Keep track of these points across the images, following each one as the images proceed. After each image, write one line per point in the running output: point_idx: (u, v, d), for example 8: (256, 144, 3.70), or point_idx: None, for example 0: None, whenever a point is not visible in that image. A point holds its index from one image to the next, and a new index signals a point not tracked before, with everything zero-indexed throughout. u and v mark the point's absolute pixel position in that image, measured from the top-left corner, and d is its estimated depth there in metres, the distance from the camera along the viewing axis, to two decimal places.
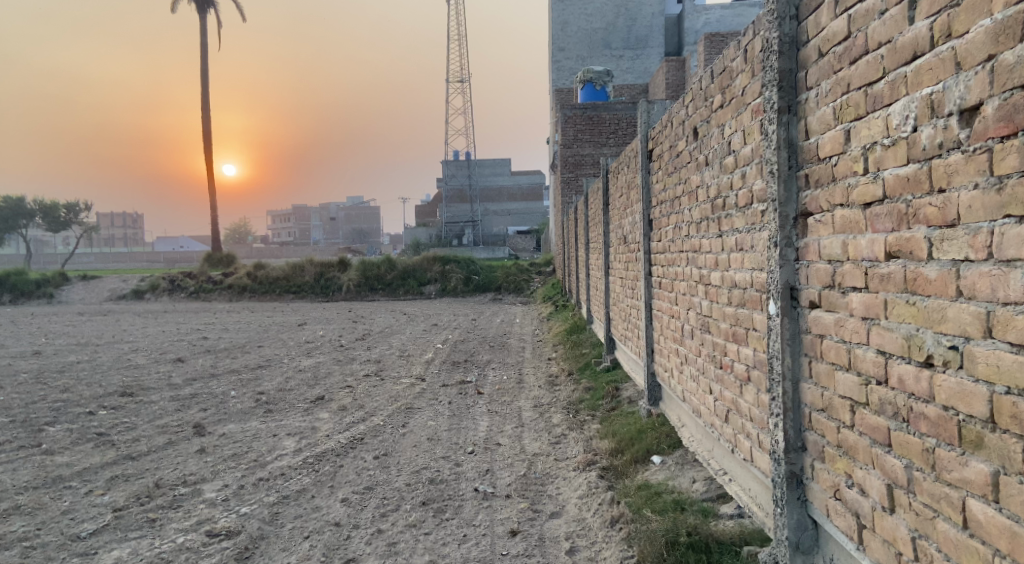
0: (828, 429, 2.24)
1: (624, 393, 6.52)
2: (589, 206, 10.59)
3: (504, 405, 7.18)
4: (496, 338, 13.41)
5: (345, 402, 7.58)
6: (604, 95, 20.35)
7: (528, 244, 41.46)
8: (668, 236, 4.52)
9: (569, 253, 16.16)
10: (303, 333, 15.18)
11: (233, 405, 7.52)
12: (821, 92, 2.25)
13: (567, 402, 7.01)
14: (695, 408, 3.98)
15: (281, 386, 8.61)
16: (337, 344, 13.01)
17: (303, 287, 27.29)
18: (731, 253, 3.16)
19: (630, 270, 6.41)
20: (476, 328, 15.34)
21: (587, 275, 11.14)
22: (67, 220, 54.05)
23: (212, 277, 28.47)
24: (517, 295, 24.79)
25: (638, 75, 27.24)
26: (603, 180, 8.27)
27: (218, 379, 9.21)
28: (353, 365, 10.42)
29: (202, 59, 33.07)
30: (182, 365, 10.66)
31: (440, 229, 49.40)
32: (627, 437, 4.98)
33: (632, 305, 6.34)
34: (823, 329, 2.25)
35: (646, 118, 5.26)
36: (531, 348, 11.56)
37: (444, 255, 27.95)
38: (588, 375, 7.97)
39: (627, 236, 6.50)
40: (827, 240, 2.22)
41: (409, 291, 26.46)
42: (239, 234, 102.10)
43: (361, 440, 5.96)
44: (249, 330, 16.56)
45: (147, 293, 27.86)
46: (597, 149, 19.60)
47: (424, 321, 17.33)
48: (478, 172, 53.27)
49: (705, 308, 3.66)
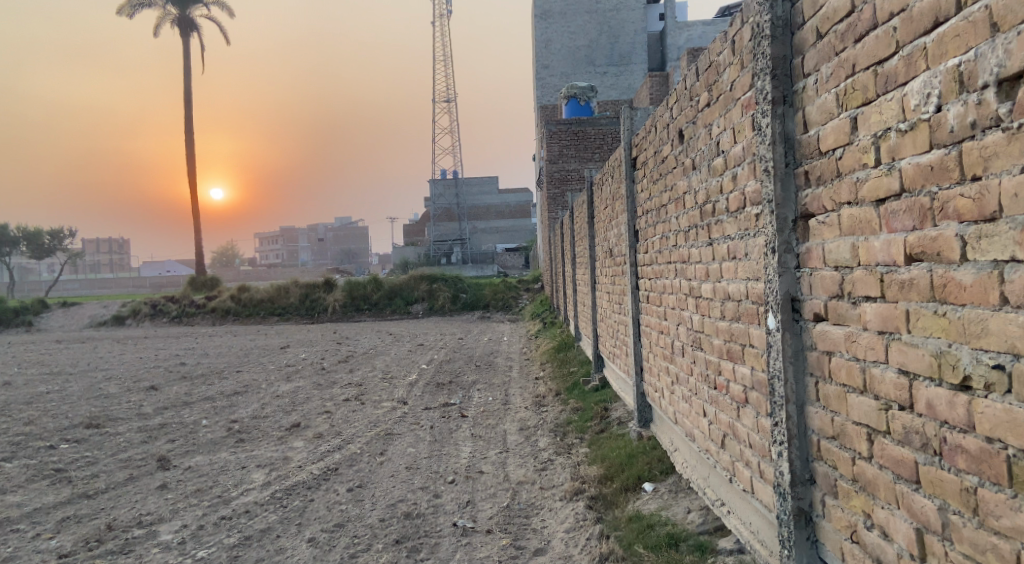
0: (841, 460, 1.95)
1: (614, 414, 6.22)
2: (574, 221, 10.33)
3: (488, 428, 6.85)
4: (483, 358, 13.10)
5: (322, 429, 7.22)
6: (588, 110, 20.23)
7: (517, 262, 41.16)
8: (656, 247, 4.23)
9: (556, 269, 15.93)
10: (285, 357, 14.81)
11: (203, 435, 7.14)
12: (821, 77, 1.98)
13: (554, 424, 6.69)
14: (688, 431, 3.67)
15: (256, 413, 8.24)
16: (319, 367, 12.66)
17: (288, 309, 26.90)
18: (723, 263, 2.88)
19: (616, 285, 6.13)
20: (462, 347, 15.02)
21: (574, 291, 10.88)
22: (51, 246, 53.59)
23: (195, 301, 28.02)
24: (505, 313, 24.51)
25: (622, 90, 27.26)
26: (587, 193, 8.01)
27: (190, 408, 8.82)
28: (334, 389, 10.04)
29: (184, 83, 32.87)
30: (155, 393, 10.26)
31: (427, 248, 49.12)
32: (617, 463, 4.67)
33: (619, 321, 6.07)
34: (832, 346, 1.97)
35: (628, 124, 5.00)
36: (518, 367, 11.26)
37: (431, 273, 27.66)
38: (576, 395, 7.66)
39: (613, 249, 6.23)
40: (832, 243, 1.93)
41: (396, 311, 26.12)
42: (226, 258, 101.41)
43: (335, 471, 5.62)
44: (230, 354, 16.17)
45: (129, 319, 27.35)
46: (582, 164, 19.48)
47: (410, 342, 16.98)
48: (465, 190, 53.13)
49: (696, 323, 3.37)
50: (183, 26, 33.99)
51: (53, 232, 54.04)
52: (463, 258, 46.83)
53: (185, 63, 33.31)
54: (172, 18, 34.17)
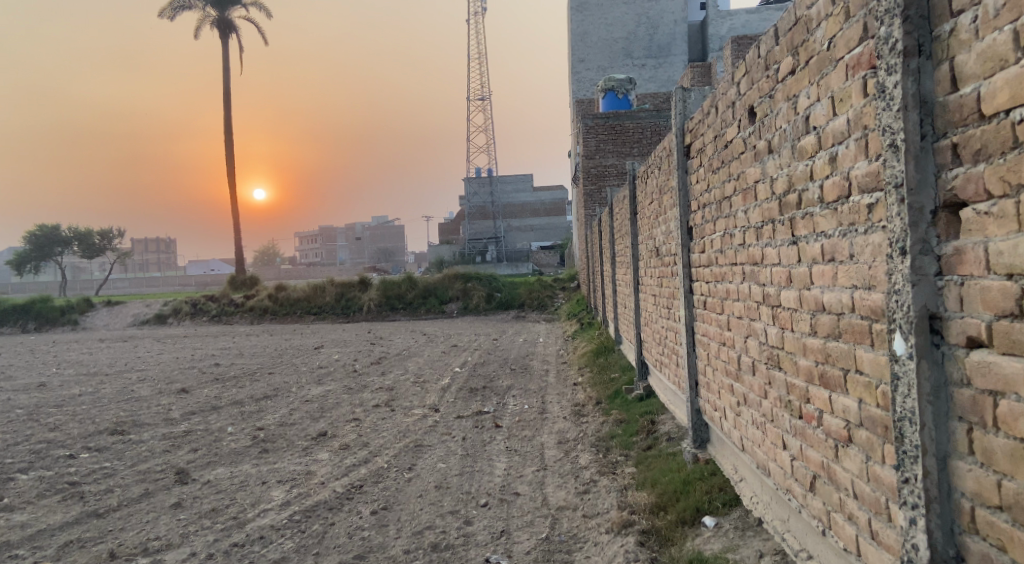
0: (1016, 540, 1.47)
1: (662, 429, 5.70)
2: (614, 217, 9.80)
3: (524, 441, 6.37)
4: (518, 360, 12.61)
5: (349, 439, 6.81)
6: (626, 103, 19.60)
7: (553, 260, 40.59)
8: (716, 246, 3.70)
9: (594, 269, 15.34)
10: (317, 357, 14.51)
11: (225, 444, 6.78)
12: (983, 15, 1.49)
13: (596, 438, 6.17)
14: (760, 463, 3.14)
15: (282, 420, 7.87)
16: (351, 369, 12.29)
17: (324, 308, 26.80)
18: (815, 265, 2.35)
19: (664, 288, 5.60)
20: (497, 349, 14.57)
21: (614, 292, 10.31)
22: (99, 245, 54.88)
23: (232, 300, 28.11)
24: (541, 312, 23.99)
25: (662, 83, 26.47)
26: (629, 187, 7.45)
27: (217, 412, 8.49)
28: (364, 393, 9.63)
29: (223, 83, 33.04)
30: (184, 396, 10.00)
31: (463, 247, 48.86)
32: (670, 489, 4.14)
33: (667, 327, 5.52)
34: (1001, 381, 1.47)
35: (681, 107, 4.45)
36: (556, 371, 10.76)
37: (466, 272, 27.29)
38: (618, 404, 7.15)
39: (660, 248, 5.68)
40: (1005, 244, 1.44)
41: (430, 310, 25.77)
42: (265, 256, 102.81)
43: (359, 488, 5.18)
44: (263, 354, 15.96)
45: (169, 317, 27.54)
46: (620, 159, 18.85)
47: (444, 342, 16.57)
48: (500, 188, 52.68)
49: (772, 335, 2.83)
50: (222, 25, 34.16)
51: (102, 232, 55.14)
52: (498, 257, 46.44)
53: (224, 62, 33.42)
54: (212, 19, 34.35)
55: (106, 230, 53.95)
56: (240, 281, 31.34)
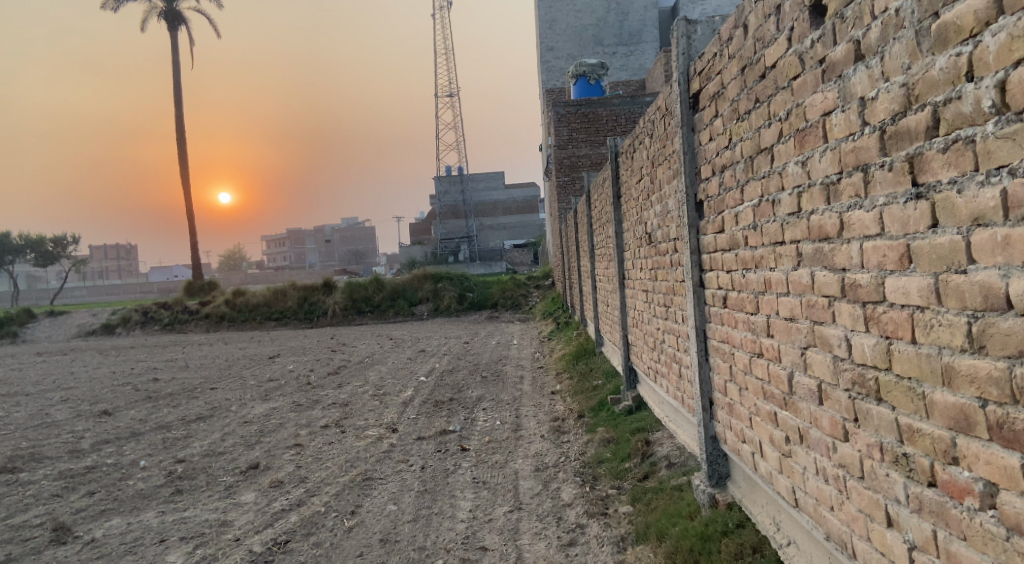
0: None
1: (661, 451, 4.71)
2: (592, 206, 8.80)
3: (495, 468, 5.33)
4: (490, 366, 11.54)
5: (283, 472, 5.69)
6: (599, 90, 18.63)
7: (526, 258, 39.42)
8: (746, 222, 2.69)
9: (570, 265, 14.32)
10: (270, 368, 13.30)
11: (131, 485, 5.61)
12: None
13: (581, 464, 5.13)
14: (831, 533, 2.13)
15: (210, 449, 6.71)
16: (305, 380, 11.13)
17: (286, 313, 25.50)
18: (977, 233, 1.42)
19: (660, 282, 4.60)
20: (468, 353, 13.50)
21: (594, 289, 9.31)
22: (55, 253, 52.78)
23: (188, 307, 26.65)
24: (515, 312, 22.91)
25: (633, 72, 25.47)
26: (610, 167, 6.45)
27: (137, 441, 7.29)
28: (314, 411, 8.49)
29: (175, 80, 31.51)
30: (105, 420, 8.75)
31: (434, 247, 47.61)
32: (683, 547, 3.12)
33: (665, 329, 4.50)
34: None
35: (685, 45, 3.44)
36: (531, 377, 9.74)
37: (436, 271, 26.14)
38: (604, 418, 6.16)
39: (654, 233, 4.67)
40: None
41: (399, 312, 24.57)
42: (233, 261, 100.40)
43: (284, 545, 4.09)
44: (212, 366, 14.67)
45: (119, 328, 25.96)
46: (594, 149, 17.98)
47: (411, 347, 15.43)
48: (470, 186, 51.51)
49: (859, 350, 1.85)
50: (172, 19, 32.52)
51: (59, 240, 53.03)
52: (471, 256, 45.37)
53: (174, 59, 31.85)
54: (161, 14, 32.77)
55: (63, 238, 51.99)
56: (197, 287, 29.82)
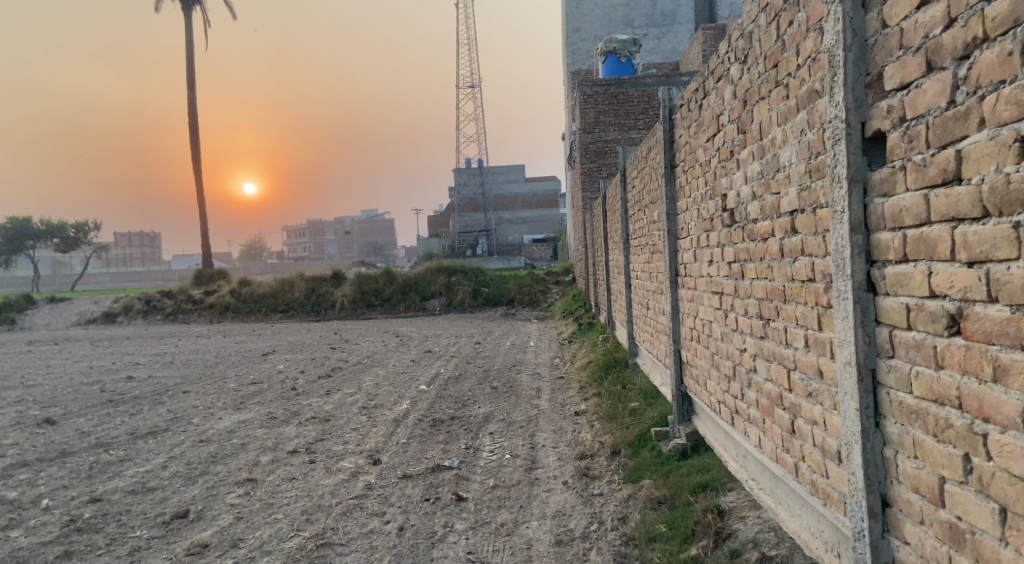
0: None
1: (744, 531, 3.22)
2: (629, 188, 7.26)
3: (500, 536, 3.83)
4: (502, 374, 10.04)
5: (216, 528, 4.20)
6: (629, 70, 17.09)
7: (546, 252, 37.85)
8: None
9: (596, 260, 12.74)
10: (259, 368, 11.91)
11: (11, 542, 4.16)
12: None
13: (619, 540, 3.62)
14: None
15: (141, 483, 5.26)
16: (290, 385, 9.67)
17: (292, 305, 24.22)
18: None
19: (749, 283, 3.07)
20: (479, 356, 12.00)
21: (627, 287, 7.75)
22: (74, 239, 52.25)
23: (191, 296, 25.43)
24: (532, 309, 21.37)
25: (665, 55, 23.81)
26: (663, 128, 4.90)
27: (59, 466, 5.86)
28: (287, 427, 7.02)
29: (188, 61, 30.34)
30: (42, 431, 7.35)
31: (452, 240, 46.25)
32: None
33: (761, 356, 2.95)
34: None
35: None
36: (550, 390, 8.23)
37: (451, 264, 24.68)
38: (648, 461, 4.69)
39: (743, 207, 3.10)
40: None
41: (411, 307, 23.16)
42: (252, 251, 100.15)
43: None
44: (198, 362, 13.29)
45: (119, 316, 24.79)
46: (623, 133, 16.32)
47: (416, 347, 13.94)
48: (491, 178, 49.99)
49: None
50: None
51: (79, 226, 52.34)
52: (489, 250, 44.04)
53: (187, 39, 30.66)
54: None
55: (84, 224, 51.58)
56: (205, 275, 28.60)
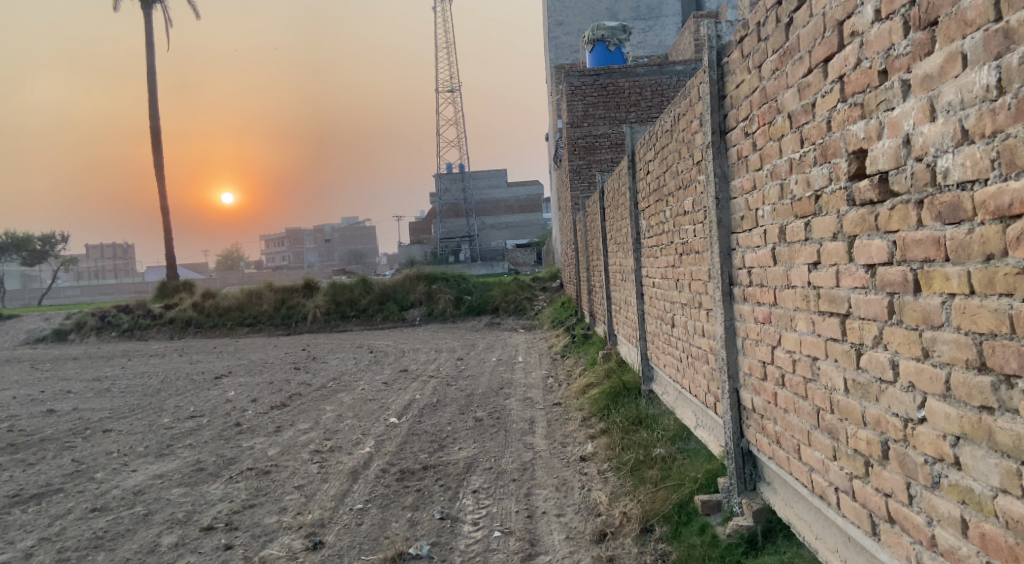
0: None
1: None
2: (641, 176, 5.86)
3: None
4: (488, 398, 8.59)
5: None
6: (620, 58, 15.86)
7: (529, 258, 36.40)
8: None
9: (591, 265, 11.31)
10: (206, 395, 10.35)
11: None
12: None
13: None
14: None
15: None
16: (236, 420, 8.13)
17: (260, 318, 22.56)
18: None
19: (948, 297, 1.68)
20: (461, 376, 10.53)
21: (639, 297, 6.32)
22: (41, 252, 50.18)
23: (151, 311, 23.72)
24: (519, 318, 19.90)
25: (652, 49, 22.51)
26: (707, 80, 3.48)
27: None
28: (213, 485, 5.48)
29: (150, 62, 28.65)
30: None
31: (433, 247, 44.68)
32: None
33: (984, 446, 1.62)
34: None
35: None
36: (547, 422, 6.80)
37: (430, 271, 23.15)
38: (701, 551, 3.26)
39: (925, 163, 1.73)
40: None
41: (388, 318, 21.60)
42: (230, 261, 97.92)
43: None
44: (141, 388, 11.68)
45: (72, 334, 22.99)
46: (614, 127, 15.00)
47: (391, 366, 12.42)
48: (472, 182, 48.52)
49: None
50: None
51: (45, 239, 50.11)
52: (472, 256, 42.52)
53: (147, 39, 28.95)
54: None
55: (50, 236, 49.52)
56: (170, 288, 26.85)
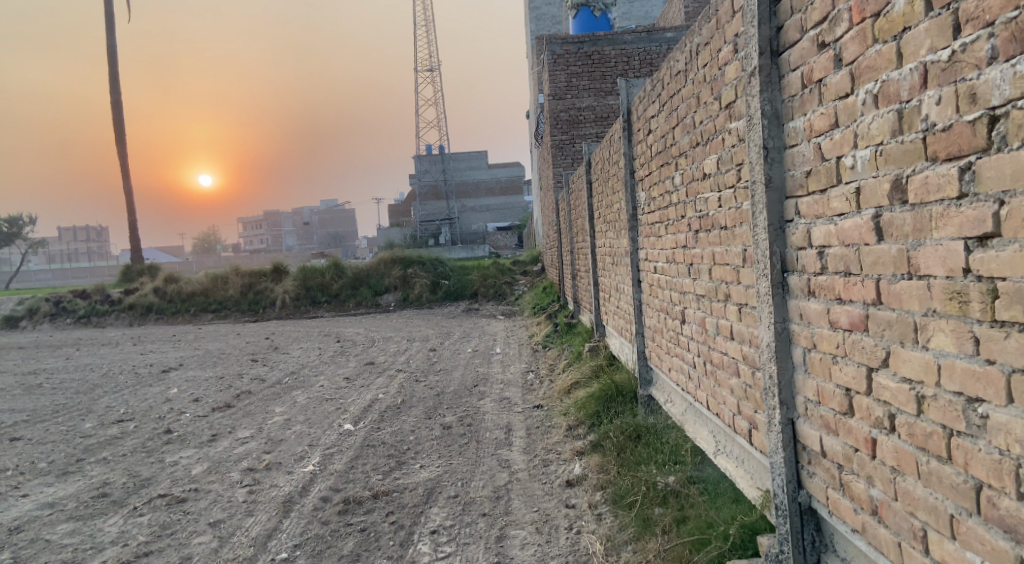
0: None
1: None
2: (641, 138, 4.81)
3: None
4: (461, 398, 7.55)
5: None
6: (605, 25, 14.75)
7: (510, 241, 35.34)
8: None
9: (576, 247, 10.28)
10: (146, 393, 9.21)
11: None
12: None
13: None
14: None
15: None
16: (168, 427, 7.00)
17: (226, 304, 21.32)
18: None
19: None
20: (433, 370, 9.49)
21: (637, 286, 5.29)
22: (8, 233, 48.39)
23: (109, 297, 22.37)
24: (498, 304, 18.88)
25: (638, 20, 21.38)
26: None
27: None
28: (109, 521, 4.38)
29: (109, 31, 27.03)
30: None
31: (413, 230, 43.45)
32: None
33: None
34: None
35: None
36: (526, 431, 5.78)
37: (406, 254, 21.98)
38: None
39: None
40: None
41: (361, 304, 20.47)
42: (207, 244, 95.94)
43: None
44: (78, 384, 10.49)
45: (24, 320, 21.57)
46: (600, 99, 13.92)
47: (357, 358, 11.33)
48: (452, 164, 47.19)
49: None
50: None
51: (12, 220, 48.26)
52: (452, 240, 41.42)
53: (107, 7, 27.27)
54: None
55: (15, 218, 47.66)
56: (132, 272, 25.44)
